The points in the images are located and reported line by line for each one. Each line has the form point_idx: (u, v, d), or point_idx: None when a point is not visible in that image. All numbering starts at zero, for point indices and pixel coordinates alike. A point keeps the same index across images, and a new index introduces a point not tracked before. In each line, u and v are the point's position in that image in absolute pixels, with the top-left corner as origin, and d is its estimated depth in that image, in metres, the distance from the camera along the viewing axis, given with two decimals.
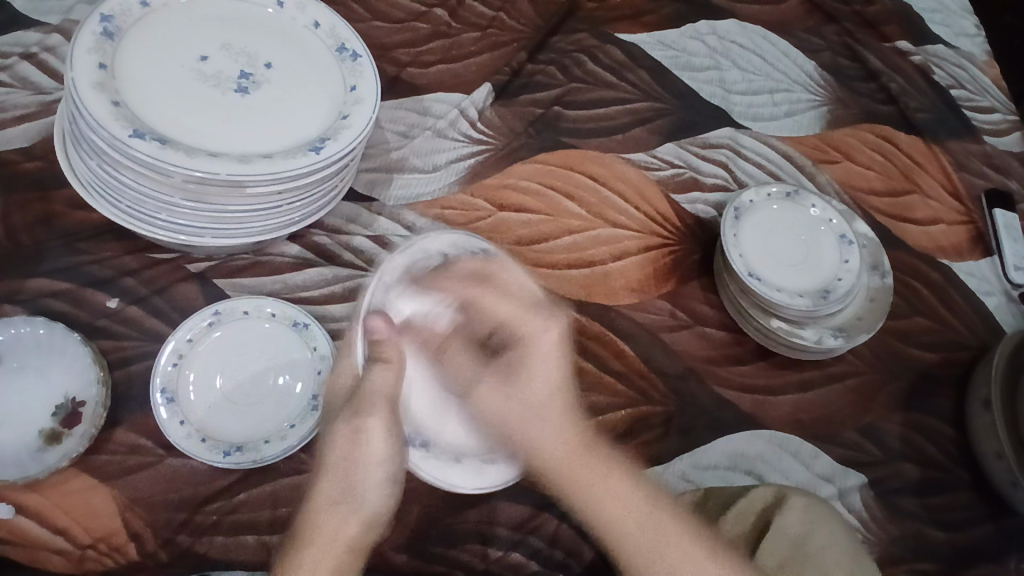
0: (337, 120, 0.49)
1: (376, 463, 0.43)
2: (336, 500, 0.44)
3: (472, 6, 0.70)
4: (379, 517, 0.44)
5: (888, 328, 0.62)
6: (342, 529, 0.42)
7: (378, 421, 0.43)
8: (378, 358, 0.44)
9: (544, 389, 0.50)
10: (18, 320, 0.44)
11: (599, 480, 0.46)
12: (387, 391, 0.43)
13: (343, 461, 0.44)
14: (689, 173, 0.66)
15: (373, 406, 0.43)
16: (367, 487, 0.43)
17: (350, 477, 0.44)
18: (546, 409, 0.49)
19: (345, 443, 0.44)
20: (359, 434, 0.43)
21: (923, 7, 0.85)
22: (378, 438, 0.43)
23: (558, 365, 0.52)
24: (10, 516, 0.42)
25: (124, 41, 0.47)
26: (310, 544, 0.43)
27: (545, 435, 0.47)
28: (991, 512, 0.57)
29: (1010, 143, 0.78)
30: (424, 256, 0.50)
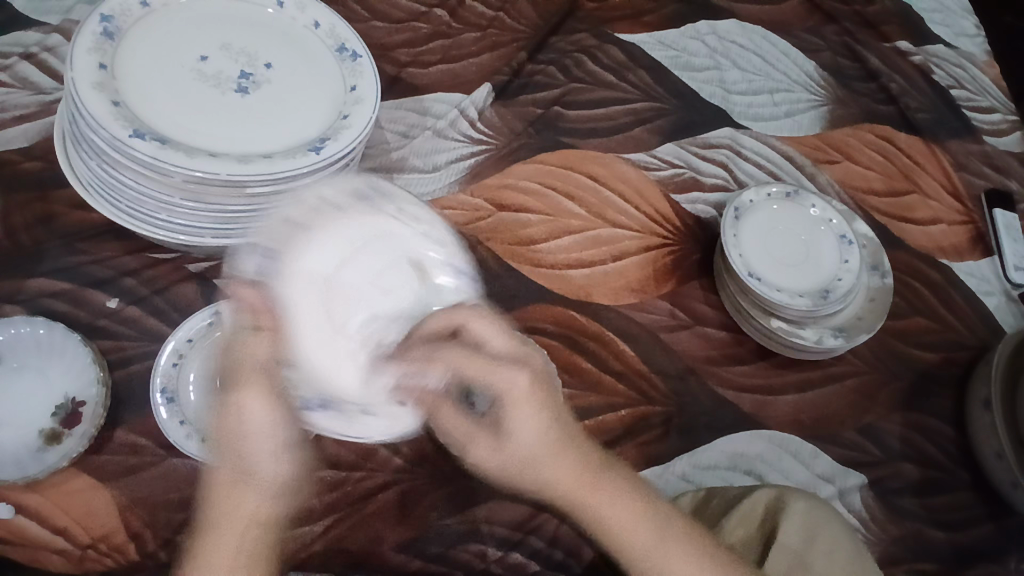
0: (337, 120, 0.49)
1: (267, 436, 0.38)
2: (231, 475, 0.38)
3: (472, 6, 0.70)
4: (283, 491, 0.39)
5: (888, 328, 0.62)
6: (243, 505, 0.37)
7: (258, 394, 0.38)
8: (257, 326, 0.39)
9: (532, 428, 0.41)
10: (18, 320, 0.44)
11: (603, 500, 0.41)
12: (264, 361, 0.38)
13: (227, 436, 0.38)
14: (689, 173, 0.66)
15: (251, 383, 0.38)
16: (259, 453, 0.38)
17: (237, 446, 0.38)
18: (540, 450, 0.41)
19: (228, 413, 0.38)
20: (236, 407, 0.38)
21: (923, 7, 0.85)
22: (257, 410, 0.38)
23: (544, 405, 0.41)
24: (9, 516, 0.42)
25: (124, 41, 0.47)
26: (224, 519, 0.37)
27: (535, 461, 0.41)
28: (991, 513, 0.57)
29: (1010, 143, 0.78)
30: (313, 203, 0.43)
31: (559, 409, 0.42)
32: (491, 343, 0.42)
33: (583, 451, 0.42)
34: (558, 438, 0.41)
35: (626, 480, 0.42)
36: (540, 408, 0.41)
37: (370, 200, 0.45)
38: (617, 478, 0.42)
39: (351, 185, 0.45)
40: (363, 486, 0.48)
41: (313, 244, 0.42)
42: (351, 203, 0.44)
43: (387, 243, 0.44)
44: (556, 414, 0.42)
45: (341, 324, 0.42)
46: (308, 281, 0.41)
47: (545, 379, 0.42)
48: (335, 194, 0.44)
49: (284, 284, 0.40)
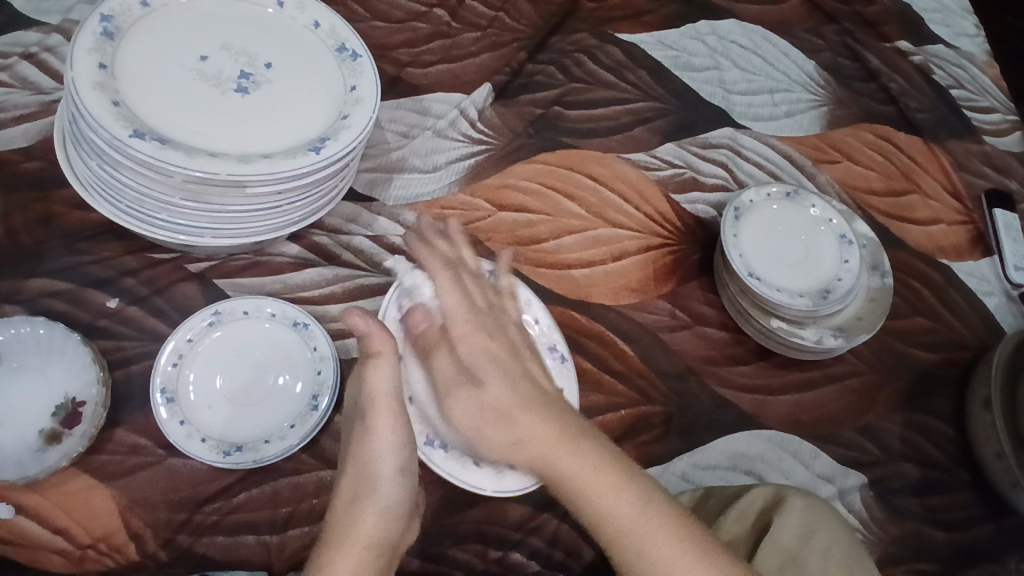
0: (337, 120, 0.49)
1: (389, 472, 0.44)
2: (358, 488, 0.44)
3: (472, 6, 0.70)
4: (397, 515, 0.43)
5: (888, 327, 0.62)
6: (369, 518, 0.42)
7: (387, 420, 0.45)
8: (374, 350, 0.45)
9: (496, 389, 0.44)
10: (18, 320, 0.44)
11: (579, 465, 0.39)
12: (383, 386, 0.45)
13: (361, 461, 0.45)
14: (689, 172, 0.66)
15: (378, 408, 0.45)
16: (384, 477, 0.44)
17: (366, 468, 0.44)
18: (494, 406, 0.43)
19: (360, 442, 0.45)
20: (365, 434, 0.45)
21: (923, 7, 0.85)
22: (385, 437, 0.44)
23: (488, 349, 0.46)
24: (10, 516, 0.42)
25: (124, 41, 0.47)
26: (351, 536, 0.41)
27: (501, 413, 0.42)
28: (991, 513, 0.57)
29: (1010, 143, 0.78)
30: (430, 277, 0.52)
31: (524, 362, 0.46)
32: (467, 331, 0.47)
33: (555, 397, 0.44)
34: (539, 397, 0.43)
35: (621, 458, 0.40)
36: (513, 363, 0.46)
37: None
38: (599, 450, 0.40)
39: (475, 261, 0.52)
40: None
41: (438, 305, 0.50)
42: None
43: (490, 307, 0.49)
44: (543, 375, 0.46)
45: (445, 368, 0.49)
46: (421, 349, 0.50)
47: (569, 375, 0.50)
48: (456, 267, 0.52)
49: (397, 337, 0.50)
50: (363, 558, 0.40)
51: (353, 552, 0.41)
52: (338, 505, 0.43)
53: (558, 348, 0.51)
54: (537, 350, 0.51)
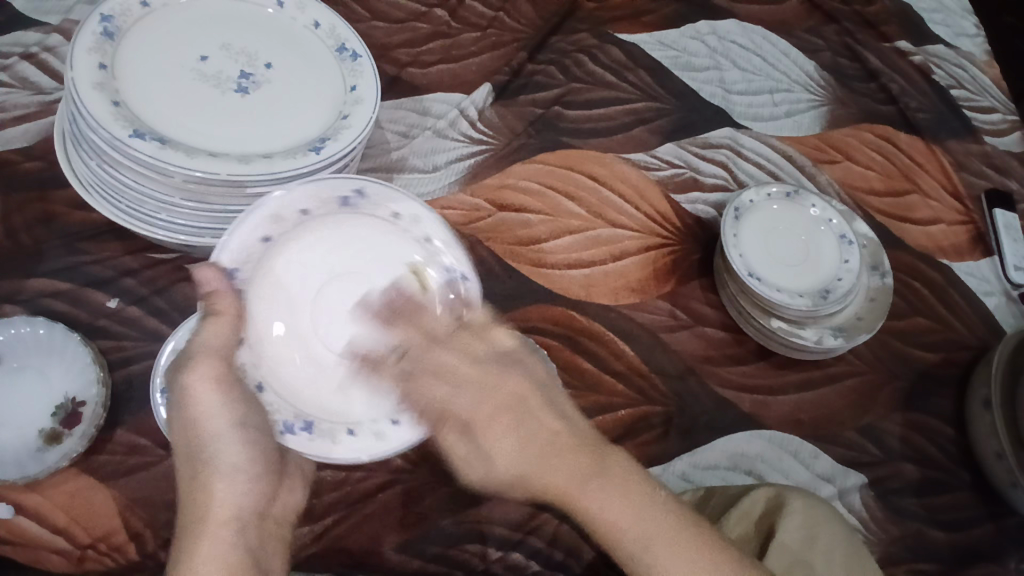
0: (337, 120, 0.49)
1: (225, 428, 0.41)
2: (193, 462, 0.41)
3: (472, 6, 0.70)
4: (245, 477, 0.41)
5: (888, 327, 0.62)
6: (221, 491, 0.40)
7: (208, 374, 0.41)
8: (211, 311, 0.41)
9: (490, 433, 0.45)
10: (18, 320, 0.44)
11: (585, 492, 0.41)
12: (218, 346, 0.41)
13: (189, 429, 0.41)
14: (689, 172, 0.66)
15: (202, 365, 0.41)
16: (217, 437, 0.41)
17: (200, 437, 0.41)
18: (518, 468, 0.44)
19: (181, 409, 0.41)
20: (186, 392, 0.41)
21: (923, 7, 0.85)
22: (206, 395, 0.41)
23: (507, 427, 0.45)
24: (9, 516, 0.42)
25: (124, 42, 0.47)
26: (200, 518, 0.39)
27: (521, 482, 0.44)
28: (991, 513, 0.57)
29: (1010, 143, 0.78)
30: (284, 215, 0.45)
31: (531, 418, 0.45)
32: (468, 403, 0.46)
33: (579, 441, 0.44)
34: (561, 441, 0.44)
35: (625, 479, 0.41)
36: (532, 420, 0.45)
37: (350, 206, 0.47)
38: (608, 483, 0.41)
39: (330, 189, 0.46)
40: (362, 486, 0.48)
41: (311, 237, 0.46)
42: (331, 206, 0.47)
43: (368, 240, 0.48)
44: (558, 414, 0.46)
45: (318, 299, 0.46)
46: (285, 296, 0.46)
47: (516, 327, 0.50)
48: (313, 201, 0.46)
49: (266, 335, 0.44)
50: (222, 546, 0.38)
51: (207, 535, 0.38)
52: (183, 474, 0.41)
53: (454, 271, 0.49)
54: (429, 278, 0.48)
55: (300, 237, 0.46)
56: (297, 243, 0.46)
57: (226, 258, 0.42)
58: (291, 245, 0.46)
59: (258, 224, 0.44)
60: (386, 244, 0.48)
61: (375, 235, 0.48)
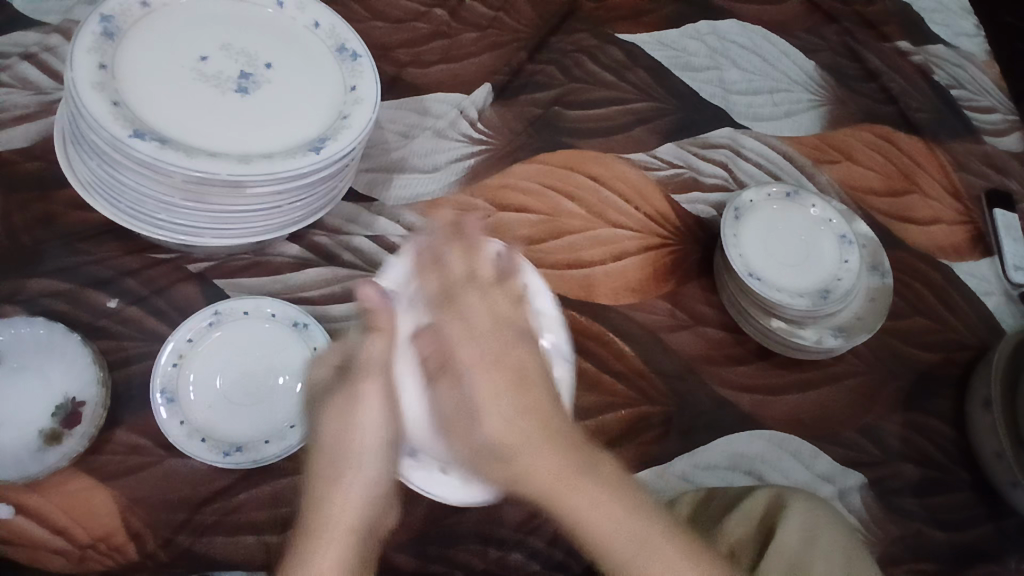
0: (337, 120, 0.49)
1: (373, 446, 0.43)
2: (335, 467, 0.43)
3: (472, 6, 0.70)
4: (378, 494, 0.42)
5: (888, 327, 0.62)
6: (345, 502, 0.42)
7: (370, 391, 0.43)
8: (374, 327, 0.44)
9: (494, 418, 0.41)
10: (17, 320, 0.45)
11: (575, 492, 0.39)
12: (380, 359, 0.44)
13: (337, 440, 0.43)
14: (689, 172, 0.66)
15: (370, 374, 0.44)
16: (366, 450, 0.43)
17: (344, 447, 0.43)
18: (512, 441, 0.40)
19: (338, 421, 0.43)
20: (353, 401, 0.43)
21: (923, 7, 0.85)
22: (371, 408, 0.43)
23: (507, 390, 0.42)
24: (9, 516, 0.42)
25: (124, 42, 0.47)
26: (324, 525, 0.41)
27: (511, 458, 0.40)
28: (991, 513, 0.57)
29: (1010, 143, 0.78)
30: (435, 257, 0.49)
31: (533, 391, 0.42)
32: (475, 350, 0.43)
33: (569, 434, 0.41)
34: (543, 428, 0.41)
35: (617, 481, 0.40)
36: (531, 395, 0.42)
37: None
38: (603, 484, 0.40)
39: None
40: None
41: None
42: None
43: None
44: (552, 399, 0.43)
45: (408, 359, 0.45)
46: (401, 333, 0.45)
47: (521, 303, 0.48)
48: (461, 251, 0.50)
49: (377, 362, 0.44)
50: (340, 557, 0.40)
51: (326, 545, 0.40)
52: (317, 479, 0.43)
53: (562, 346, 0.49)
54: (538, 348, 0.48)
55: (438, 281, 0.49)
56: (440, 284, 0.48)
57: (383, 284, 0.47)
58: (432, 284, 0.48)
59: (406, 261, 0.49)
60: None
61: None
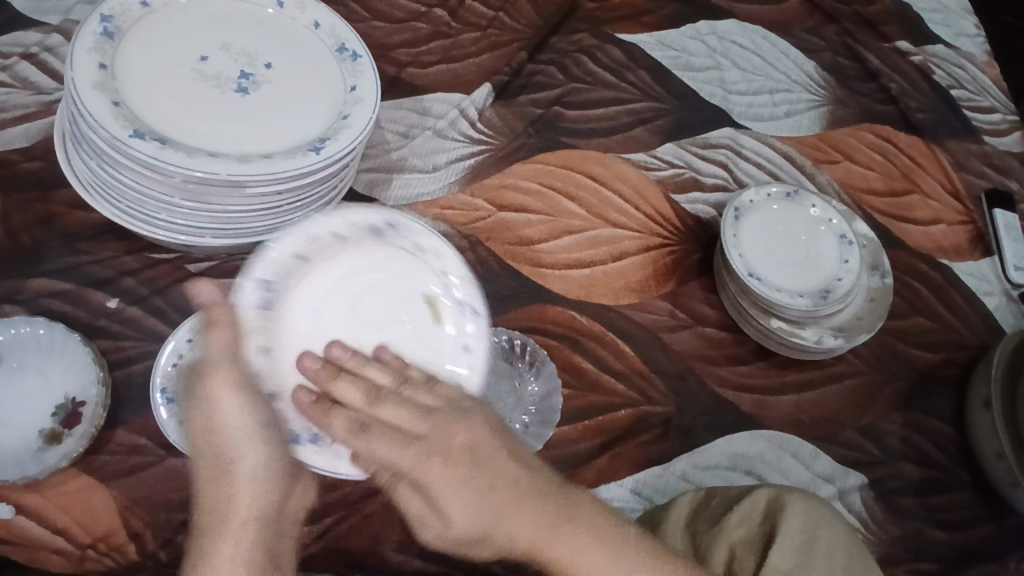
0: (337, 120, 0.49)
1: (244, 433, 0.41)
2: (213, 461, 0.41)
3: (472, 6, 0.70)
4: (267, 479, 0.41)
5: (888, 327, 0.62)
6: (243, 492, 0.40)
7: (223, 390, 0.40)
8: (211, 327, 0.40)
9: (456, 505, 0.40)
10: (18, 320, 0.44)
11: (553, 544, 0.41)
12: (223, 359, 0.40)
13: (209, 435, 0.41)
14: (689, 172, 0.66)
15: (217, 376, 0.40)
16: (237, 447, 0.41)
17: (219, 437, 0.41)
18: (481, 524, 0.40)
19: (203, 409, 0.41)
20: (210, 403, 0.40)
21: (923, 7, 0.85)
22: (233, 409, 0.41)
23: (463, 478, 0.40)
24: (9, 516, 0.42)
25: (124, 41, 0.47)
26: (216, 520, 0.40)
27: (489, 537, 0.40)
28: (991, 513, 0.57)
29: (1010, 143, 0.78)
30: (322, 237, 0.46)
31: (489, 467, 0.41)
32: (417, 456, 0.40)
33: (540, 489, 0.41)
34: (512, 493, 0.40)
35: (597, 525, 0.42)
36: (493, 471, 0.41)
37: (382, 237, 0.48)
38: (580, 531, 0.41)
39: (363, 220, 0.47)
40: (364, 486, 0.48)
41: (329, 269, 0.47)
42: (363, 235, 0.48)
43: (399, 275, 0.49)
44: (517, 459, 0.42)
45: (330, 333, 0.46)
46: (302, 307, 0.46)
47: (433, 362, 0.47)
48: (345, 227, 0.47)
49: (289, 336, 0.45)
50: (244, 548, 0.39)
51: (228, 537, 0.39)
52: (200, 469, 0.41)
53: (474, 304, 0.48)
54: (444, 308, 0.49)
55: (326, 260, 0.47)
56: (325, 265, 0.47)
57: (263, 267, 0.44)
58: (320, 266, 0.47)
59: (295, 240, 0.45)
60: (406, 275, 0.49)
61: (401, 264, 0.49)
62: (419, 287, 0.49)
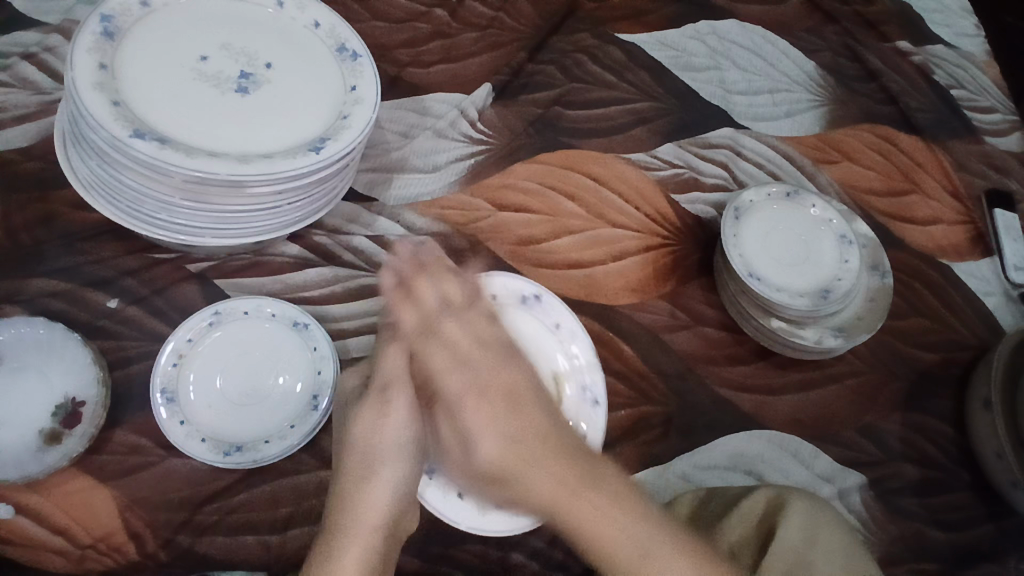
0: (337, 120, 0.49)
1: (400, 446, 0.45)
2: (362, 465, 0.44)
3: (472, 6, 0.70)
4: (403, 492, 0.44)
5: (888, 327, 0.62)
6: (376, 498, 0.43)
7: (398, 402, 0.46)
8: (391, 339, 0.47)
9: (490, 443, 0.44)
10: (18, 320, 0.45)
11: (571, 508, 0.41)
12: (395, 375, 0.46)
13: (366, 439, 0.45)
14: (689, 172, 0.66)
15: (397, 386, 0.46)
16: (386, 452, 0.44)
17: (377, 444, 0.44)
18: (506, 463, 0.43)
19: (373, 413, 0.45)
20: (382, 405, 0.45)
21: (923, 7, 0.85)
22: (399, 421, 0.45)
23: (500, 415, 0.45)
24: (9, 516, 0.42)
25: (124, 41, 0.47)
26: (351, 520, 0.42)
27: (509, 476, 0.43)
28: (991, 513, 0.57)
29: (1010, 143, 0.78)
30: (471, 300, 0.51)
31: (522, 409, 0.45)
32: (461, 381, 0.46)
33: (567, 448, 0.44)
34: (541, 446, 0.43)
35: (616, 490, 0.42)
36: (525, 413, 0.45)
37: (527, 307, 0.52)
38: (601, 492, 0.41)
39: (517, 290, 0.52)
40: None
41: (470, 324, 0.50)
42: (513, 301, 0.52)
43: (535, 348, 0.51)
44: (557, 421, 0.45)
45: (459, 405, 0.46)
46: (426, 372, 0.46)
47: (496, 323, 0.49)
48: (501, 292, 0.52)
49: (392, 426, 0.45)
50: (367, 552, 0.41)
51: (356, 538, 0.41)
52: (342, 474, 0.44)
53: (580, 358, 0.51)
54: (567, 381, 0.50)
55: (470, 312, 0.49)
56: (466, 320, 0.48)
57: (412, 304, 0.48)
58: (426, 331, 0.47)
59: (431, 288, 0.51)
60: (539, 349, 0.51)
61: (539, 335, 0.52)
62: (547, 365, 0.51)
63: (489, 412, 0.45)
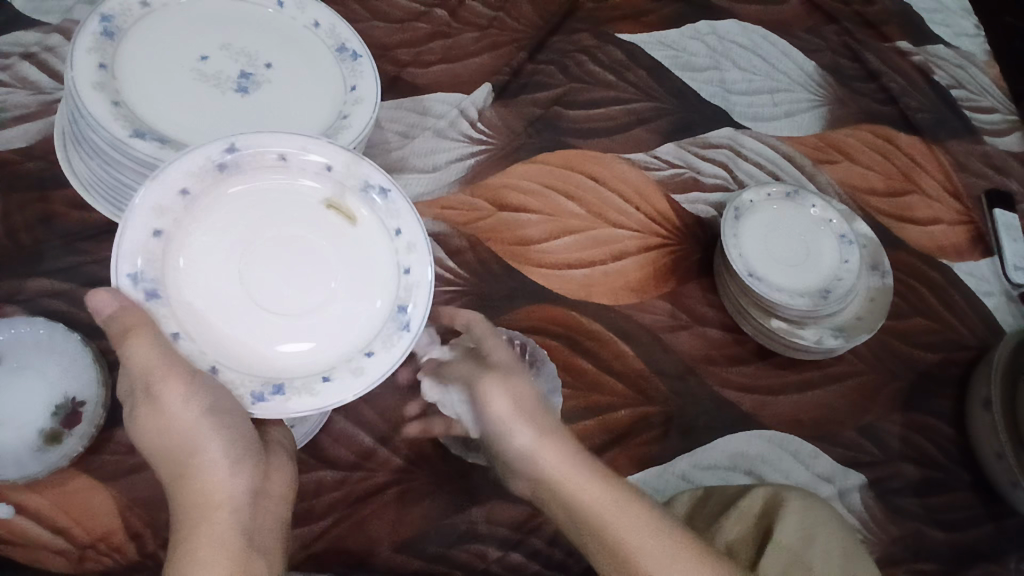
0: (337, 120, 0.49)
1: (198, 426, 0.40)
2: (173, 462, 0.40)
3: (471, 6, 0.69)
4: (233, 466, 0.41)
5: (888, 327, 0.62)
6: (210, 481, 0.40)
7: (174, 389, 0.39)
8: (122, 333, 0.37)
9: (503, 407, 0.47)
10: (17, 320, 0.45)
11: (580, 480, 0.45)
12: (151, 367, 0.38)
13: (163, 439, 0.40)
14: (689, 172, 0.66)
15: (167, 381, 0.38)
16: (197, 443, 0.40)
17: (175, 441, 0.40)
18: (516, 424, 0.47)
19: (149, 414, 0.40)
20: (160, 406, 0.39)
21: (923, 7, 0.85)
22: (177, 407, 0.39)
23: (520, 388, 0.48)
24: (9, 516, 0.42)
25: (124, 42, 0.47)
26: (195, 508, 0.39)
27: (512, 433, 0.47)
28: (991, 513, 0.57)
29: (1011, 143, 0.78)
30: (175, 197, 0.39)
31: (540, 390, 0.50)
32: (495, 355, 0.50)
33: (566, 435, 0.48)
34: (541, 418, 0.48)
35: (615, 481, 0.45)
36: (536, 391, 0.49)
37: (230, 169, 0.41)
38: (595, 479, 0.45)
39: (205, 156, 0.40)
40: (363, 486, 0.48)
41: (194, 227, 0.40)
42: (210, 177, 0.40)
43: (286, 200, 0.44)
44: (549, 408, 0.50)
45: (250, 283, 0.42)
46: (200, 261, 0.41)
47: (266, 179, 0.43)
48: (190, 178, 0.39)
49: (213, 322, 0.40)
50: (230, 531, 0.39)
51: (210, 519, 0.39)
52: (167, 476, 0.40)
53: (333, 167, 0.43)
54: (348, 203, 0.44)
55: (200, 218, 0.41)
56: (196, 233, 0.41)
57: (126, 261, 0.37)
58: (189, 238, 0.40)
59: (161, 194, 0.38)
60: (290, 197, 0.44)
61: (274, 193, 0.43)
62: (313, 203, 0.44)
63: (529, 414, 0.48)
